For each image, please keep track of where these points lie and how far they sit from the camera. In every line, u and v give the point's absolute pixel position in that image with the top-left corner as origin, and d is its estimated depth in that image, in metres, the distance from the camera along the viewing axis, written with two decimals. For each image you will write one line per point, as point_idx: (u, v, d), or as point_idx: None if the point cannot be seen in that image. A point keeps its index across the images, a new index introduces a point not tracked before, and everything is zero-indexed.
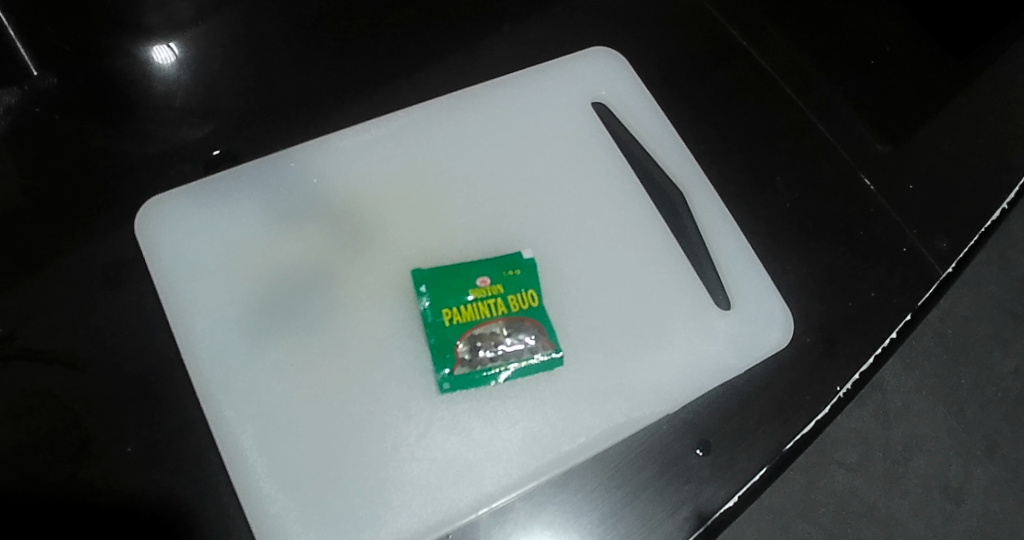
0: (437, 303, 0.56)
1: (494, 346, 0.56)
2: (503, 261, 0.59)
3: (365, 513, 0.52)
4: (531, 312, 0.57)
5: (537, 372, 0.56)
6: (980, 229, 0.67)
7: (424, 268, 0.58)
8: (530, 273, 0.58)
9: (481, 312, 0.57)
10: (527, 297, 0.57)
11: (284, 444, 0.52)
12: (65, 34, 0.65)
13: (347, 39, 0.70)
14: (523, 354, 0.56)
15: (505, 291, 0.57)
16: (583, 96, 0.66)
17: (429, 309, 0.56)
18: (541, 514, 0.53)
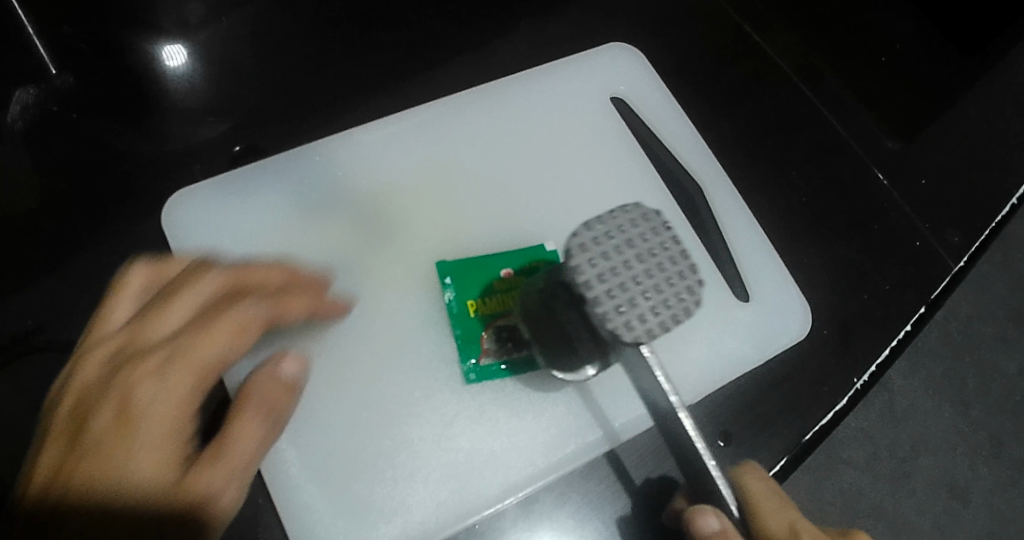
0: (461, 295, 0.57)
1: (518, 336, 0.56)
2: (528, 253, 0.59)
3: (393, 503, 0.53)
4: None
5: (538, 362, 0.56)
6: (989, 225, 0.68)
7: (448, 260, 0.58)
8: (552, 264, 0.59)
9: (506, 303, 0.56)
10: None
11: (312, 434, 0.54)
12: (82, 33, 0.66)
13: (366, 35, 0.71)
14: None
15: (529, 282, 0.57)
16: (601, 91, 0.67)
17: (455, 301, 0.57)
18: (565, 503, 0.54)
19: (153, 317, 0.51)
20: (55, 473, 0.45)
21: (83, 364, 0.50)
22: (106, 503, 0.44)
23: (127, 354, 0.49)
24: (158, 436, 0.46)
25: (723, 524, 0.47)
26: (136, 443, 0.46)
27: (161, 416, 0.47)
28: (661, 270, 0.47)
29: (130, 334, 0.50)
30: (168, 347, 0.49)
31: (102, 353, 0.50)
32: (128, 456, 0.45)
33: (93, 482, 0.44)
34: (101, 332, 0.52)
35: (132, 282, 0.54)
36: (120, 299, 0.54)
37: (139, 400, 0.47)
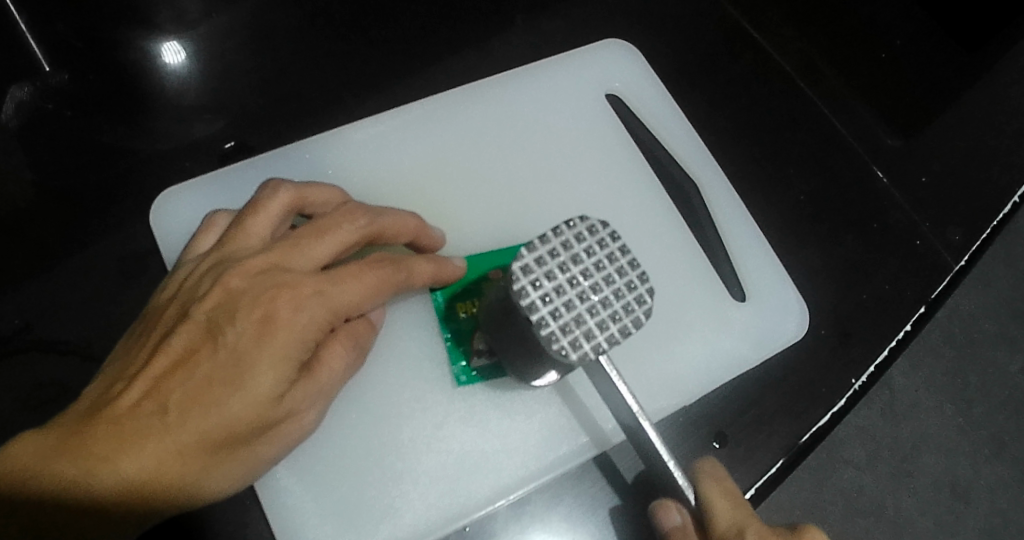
0: (450, 296, 0.55)
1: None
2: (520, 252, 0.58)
3: (383, 505, 0.53)
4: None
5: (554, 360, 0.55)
6: (992, 222, 0.66)
7: None
8: None
9: None
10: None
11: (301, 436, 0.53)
12: (75, 30, 0.66)
13: (360, 31, 0.70)
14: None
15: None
16: (598, 87, 0.66)
17: (445, 303, 0.55)
18: (558, 506, 0.54)
19: (303, 249, 0.50)
20: (163, 400, 0.45)
21: (224, 278, 0.48)
22: (213, 434, 0.45)
23: (275, 281, 0.48)
24: (268, 380, 0.46)
25: (684, 519, 0.50)
26: (242, 384, 0.46)
27: (274, 355, 0.46)
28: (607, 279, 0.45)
29: (284, 255, 0.49)
30: (319, 291, 0.48)
31: (237, 279, 0.48)
32: (235, 396, 0.45)
33: (197, 420, 0.45)
34: (231, 252, 0.50)
35: (279, 202, 0.51)
36: (258, 219, 0.51)
37: (256, 338, 0.46)
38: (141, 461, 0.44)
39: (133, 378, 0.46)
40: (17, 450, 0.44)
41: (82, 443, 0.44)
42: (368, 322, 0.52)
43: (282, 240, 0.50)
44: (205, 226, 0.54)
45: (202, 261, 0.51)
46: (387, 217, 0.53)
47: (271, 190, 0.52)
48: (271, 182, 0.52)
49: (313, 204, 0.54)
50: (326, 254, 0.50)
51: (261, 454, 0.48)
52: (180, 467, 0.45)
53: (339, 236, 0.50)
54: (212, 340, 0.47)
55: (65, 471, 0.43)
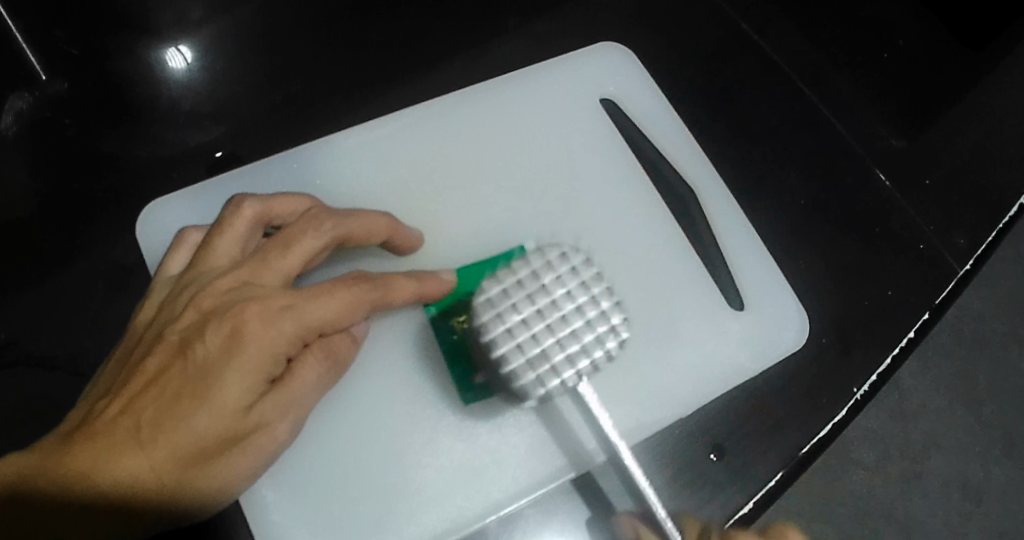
0: (446, 312, 0.54)
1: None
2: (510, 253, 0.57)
3: (369, 523, 0.52)
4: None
5: None
6: (998, 225, 0.64)
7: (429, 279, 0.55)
8: None
9: None
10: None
11: (288, 454, 0.53)
12: (74, 39, 0.67)
13: (354, 36, 0.69)
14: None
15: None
16: (592, 91, 0.65)
17: (440, 320, 0.55)
18: (550, 522, 0.53)
19: (272, 265, 0.48)
20: (134, 418, 0.44)
21: (196, 297, 0.47)
22: (185, 451, 0.44)
23: (244, 296, 0.47)
24: (237, 394, 0.45)
25: None
26: (209, 400, 0.44)
27: (242, 370, 0.45)
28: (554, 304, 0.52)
29: (254, 272, 0.48)
30: (290, 303, 0.46)
31: (207, 297, 0.47)
32: (203, 410, 0.44)
33: (166, 436, 0.44)
34: (200, 272, 0.49)
35: (243, 218, 0.50)
36: (225, 238, 0.49)
37: (224, 353, 0.45)
38: (118, 476, 0.43)
39: (107, 398, 0.45)
40: (2, 467, 0.44)
41: (57, 462, 0.43)
42: (349, 335, 0.50)
43: (252, 255, 0.49)
44: (176, 244, 0.53)
45: (176, 281, 0.50)
46: (360, 226, 0.51)
47: (234, 207, 0.50)
48: (236, 198, 0.51)
49: (281, 217, 0.52)
50: (295, 267, 0.49)
51: (236, 470, 0.46)
52: (152, 482, 0.44)
53: (306, 248, 0.49)
54: (182, 357, 0.45)
55: (45, 490, 0.43)
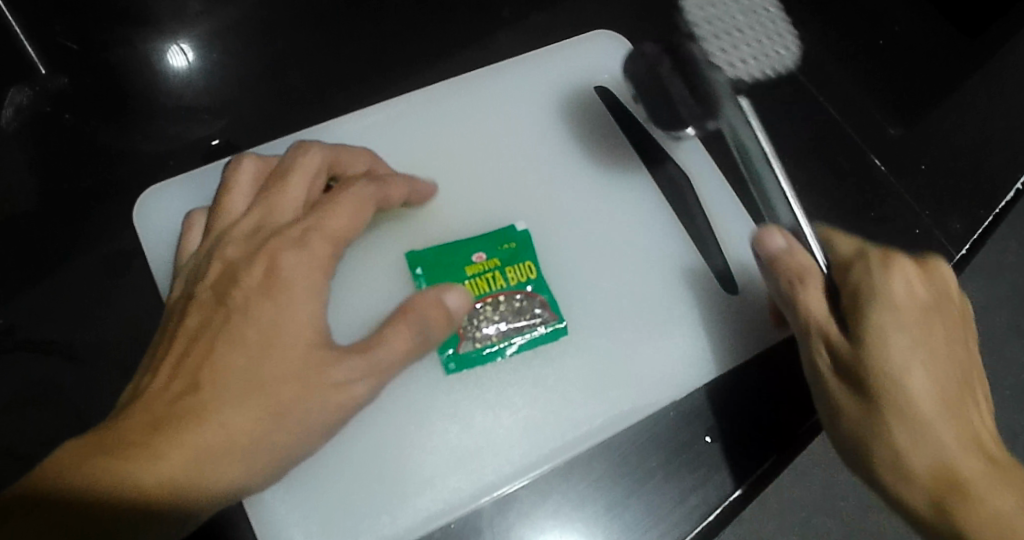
0: (435, 283, 0.57)
1: (497, 315, 0.56)
2: (502, 233, 0.59)
3: (365, 503, 0.52)
4: (532, 287, 0.57)
5: (541, 344, 0.56)
6: (995, 210, 0.65)
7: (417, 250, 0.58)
8: (524, 245, 0.59)
9: (479, 287, 0.57)
10: (530, 270, 0.58)
11: None
12: (74, 33, 0.67)
13: (350, 26, 0.69)
14: (525, 328, 0.56)
15: (501, 264, 0.58)
16: (586, 80, 0.65)
17: (428, 290, 0.57)
18: (545, 503, 0.54)
19: (281, 201, 0.50)
20: (187, 379, 0.44)
21: (220, 251, 0.49)
22: (252, 411, 0.43)
23: (267, 233, 0.48)
24: (296, 343, 0.45)
25: (790, 244, 0.53)
26: (271, 353, 0.44)
27: (294, 317, 0.45)
28: None
29: (268, 213, 0.50)
30: (309, 227, 0.48)
31: (230, 244, 0.49)
32: (260, 362, 0.44)
33: (228, 394, 0.43)
34: (218, 229, 0.50)
35: (246, 173, 0.52)
36: (234, 191, 0.52)
37: (273, 302, 0.46)
38: (185, 447, 0.41)
39: (152, 371, 0.45)
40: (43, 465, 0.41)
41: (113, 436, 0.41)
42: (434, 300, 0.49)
43: (261, 200, 0.51)
44: (186, 227, 0.53)
45: (197, 253, 0.51)
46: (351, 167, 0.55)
47: (235, 164, 0.52)
48: (234, 160, 0.53)
49: None
50: (302, 199, 0.51)
51: (307, 430, 0.45)
52: (221, 444, 0.42)
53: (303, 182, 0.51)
54: (220, 306, 0.46)
55: (99, 474, 0.40)
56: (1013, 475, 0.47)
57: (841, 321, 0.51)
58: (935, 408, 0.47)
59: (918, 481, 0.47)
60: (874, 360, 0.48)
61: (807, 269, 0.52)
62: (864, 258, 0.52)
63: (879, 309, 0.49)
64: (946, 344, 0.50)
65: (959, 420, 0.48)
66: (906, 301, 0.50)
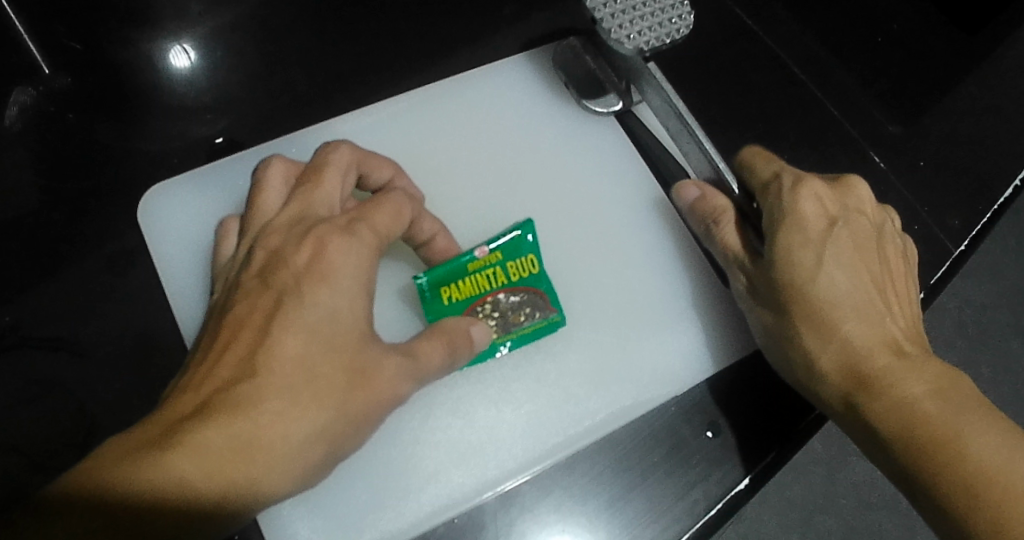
0: (436, 281, 0.55)
1: (496, 312, 0.56)
2: (502, 227, 0.57)
3: (370, 498, 0.53)
4: (532, 281, 0.57)
5: (538, 338, 0.57)
6: (993, 206, 0.66)
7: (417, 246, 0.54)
8: (528, 238, 0.57)
9: (480, 284, 0.56)
10: (531, 263, 0.57)
11: None
12: (75, 33, 0.67)
13: (351, 25, 0.70)
14: (523, 322, 0.56)
15: (502, 258, 0.57)
16: (586, 78, 0.66)
17: (427, 286, 0.55)
18: (548, 497, 0.54)
19: (319, 192, 0.51)
20: (236, 369, 0.44)
21: (265, 241, 0.49)
22: (305, 403, 0.44)
23: (310, 221, 0.49)
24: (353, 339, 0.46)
25: (703, 192, 0.58)
26: (333, 351, 0.45)
27: (346, 313, 0.47)
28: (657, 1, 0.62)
29: (307, 202, 0.50)
30: (354, 218, 0.49)
31: (273, 234, 0.49)
32: (307, 350, 0.45)
33: (296, 392, 0.44)
34: (258, 222, 0.51)
35: (274, 170, 0.52)
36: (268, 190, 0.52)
37: (326, 301, 0.46)
38: (234, 433, 0.42)
39: (201, 359, 0.45)
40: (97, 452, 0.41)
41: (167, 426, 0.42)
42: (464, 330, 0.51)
43: (297, 191, 0.51)
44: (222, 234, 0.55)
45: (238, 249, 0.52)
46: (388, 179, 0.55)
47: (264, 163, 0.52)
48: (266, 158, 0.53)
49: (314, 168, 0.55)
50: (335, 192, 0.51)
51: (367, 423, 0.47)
52: (295, 438, 0.44)
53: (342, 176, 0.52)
54: (269, 292, 0.47)
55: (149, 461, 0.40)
56: (920, 366, 0.50)
57: (754, 248, 0.56)
58: (843, 311, 0.51)
59: (830, 379, 0.51)
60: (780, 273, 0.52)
61: (723, 208, 0.57)
62: (778, 182, 0.55)
63: (788, 226, 0.53)
64: (851, 247, 0.53)
65: (869, 322, 0.51)
66: (811, 215, 0.53)
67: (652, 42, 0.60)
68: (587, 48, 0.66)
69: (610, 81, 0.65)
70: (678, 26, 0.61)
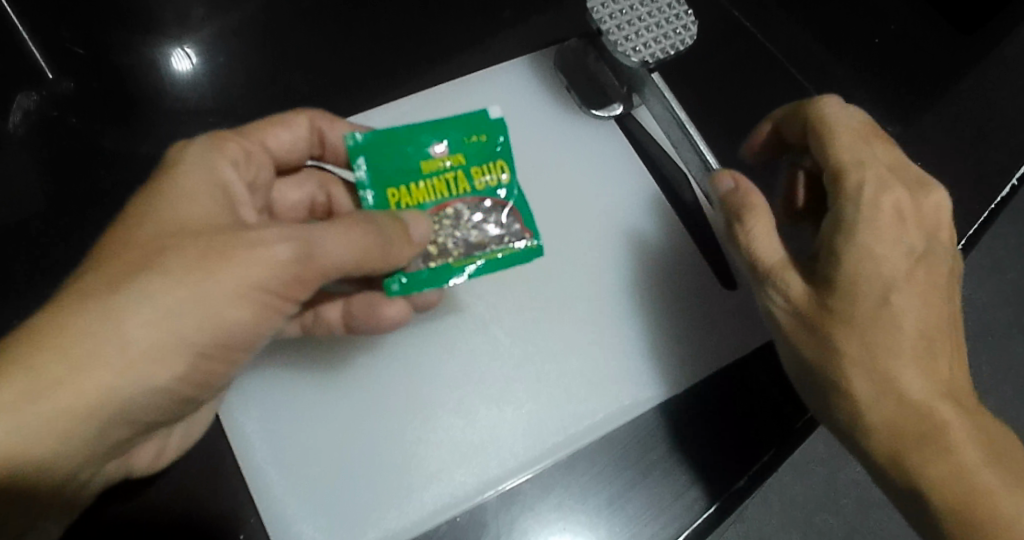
0: (382, 182, 0.49)
1: (460, 229, 0.50)
2: (472, 122, 0.50)
3: (373, 500, 0.54)
4: (497, 193, 0.50)
5: (505, 264, 0.50)
6: (990, 206, 0.67)
7: (358, 134, 0.49)
8: (497, 139, 0.50)
9: (436, 191, 0.49)
10: (500, 170, 0.50)
11: (297, 441, 0.55)
12: (80, 37, 0.68)
13: (351, 29, 0.70)
14: (488, 245, 0.50)
15: (468, 163, 0.50)
16: (581, 80, 0.68)
17: (374, 191, 0.49)
18: (551, 494, 0.55)
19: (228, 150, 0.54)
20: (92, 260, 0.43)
21: None
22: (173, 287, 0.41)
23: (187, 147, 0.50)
24: (205, 221, 0.44)
25: (737, 182, 0.54)
26: (182, 233, 0.43)
27: (202, 203, 0.45)
28: (660, 12, 0.63)
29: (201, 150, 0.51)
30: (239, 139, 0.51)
31: None
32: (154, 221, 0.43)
33: (133, 277, 0.41)
34: None
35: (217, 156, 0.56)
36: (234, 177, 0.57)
37: (174, 190, 0.45)
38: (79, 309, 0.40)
39: None
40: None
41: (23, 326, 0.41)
42: (392, 220, 0.46)
43: None
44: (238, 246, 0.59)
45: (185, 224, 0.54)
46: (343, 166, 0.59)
47: None
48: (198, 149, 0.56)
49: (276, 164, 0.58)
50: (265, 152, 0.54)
51: (220, 307, 0.43)
52: (140, 331, 0.41)
53: (301, 134, 0.55)
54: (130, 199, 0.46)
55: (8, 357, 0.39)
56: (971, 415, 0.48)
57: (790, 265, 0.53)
58: (899, 356, 0.48)
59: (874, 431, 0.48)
60: (828, 272, 0.49)
61: (758, 204, 0.52)
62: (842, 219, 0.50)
63: (850, 238, 0.49)
64: (937, 302, 0.50)
65: (919, 373, 0.48)
66: (888, 248, 0.49)
67: (657, 53, 0.60)
68: (590, 49, 0.67)
69: (612, 87, 0.67)
70: (682, 36, 0.62)
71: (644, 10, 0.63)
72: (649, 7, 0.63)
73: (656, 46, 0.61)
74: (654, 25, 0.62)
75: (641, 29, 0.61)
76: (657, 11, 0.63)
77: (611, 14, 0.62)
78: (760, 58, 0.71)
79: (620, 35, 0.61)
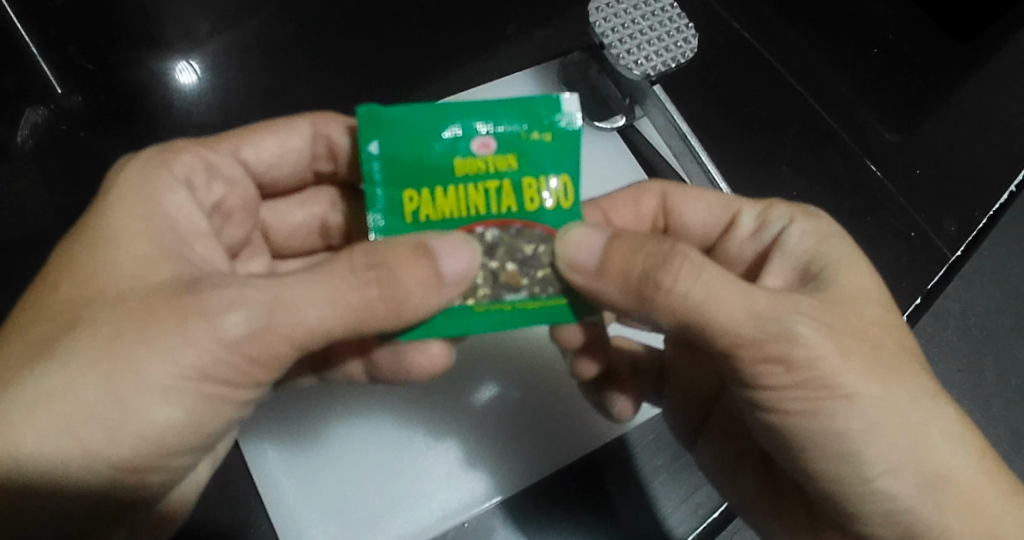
0: (400, 180, 0.42)
1: (491, 261, 0.43)
2: (536, 117, 0.43)
3: (384, 513, 0.56)
4: (543, 217, 0.43)
5: (532, 315, 0.43)
6: (989, 212, 0.68)
7: (378, 112, 0.42)
8: (558, 144, 0.43)
9: (469, 198, 0.42)
10: (558, 192, 0.43)
11: (309, 461, 0.57)
12: (88, 53, 0.69)
13: (357, 44, 0.71)
14: (519, 288, 0.43)
15: (520, 169, 0.43)
16: (584, 91, 0.69)
17: (386, 191, 0.42)
18: (558, 500, 0.56)
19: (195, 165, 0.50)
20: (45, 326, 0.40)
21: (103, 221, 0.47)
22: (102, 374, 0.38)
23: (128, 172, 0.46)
24: (148, 272, 0.40)
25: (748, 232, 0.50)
26: (112, 296, 0.39)
27: (143, 247, 0.41)
28: (661, 26, 0.64)
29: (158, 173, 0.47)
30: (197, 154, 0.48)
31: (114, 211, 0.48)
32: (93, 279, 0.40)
33: (56, 353, 0.38)
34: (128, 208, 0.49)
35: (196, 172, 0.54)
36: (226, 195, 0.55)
37: (108, 236, 0.42)
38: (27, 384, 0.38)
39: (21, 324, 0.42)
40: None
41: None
42: (414, 248, 0.40)
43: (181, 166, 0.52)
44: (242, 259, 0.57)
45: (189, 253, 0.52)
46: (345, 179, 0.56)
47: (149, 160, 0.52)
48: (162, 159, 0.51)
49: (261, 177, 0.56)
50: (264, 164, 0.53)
51: (139, 407, 0.38)
52: (31, 440, 0.37)
53: (291, 142, 0.53)
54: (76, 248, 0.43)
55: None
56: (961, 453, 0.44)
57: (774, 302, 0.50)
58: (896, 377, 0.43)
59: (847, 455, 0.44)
60: (673, 299, 0.39)
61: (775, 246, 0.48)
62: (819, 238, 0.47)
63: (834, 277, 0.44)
64: None
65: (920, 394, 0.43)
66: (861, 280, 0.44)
67: (658, 66, 0.62)
68: (592, 63, 0.69)
69: (614, 100, 0.68)
70: (683, 50, 0.63)
71: (645, 24, 0.64)
72: (650, 21, 0.64)
73: (658, 60, 0.62)
74: (656, 39, 0.63)
75: (642, 42, 0.62)
76: (658, 24, 0.64)
77: (613, 28, 0.63)
78: (760, 68, 0.72)
79: (623, 49, 0.62)
